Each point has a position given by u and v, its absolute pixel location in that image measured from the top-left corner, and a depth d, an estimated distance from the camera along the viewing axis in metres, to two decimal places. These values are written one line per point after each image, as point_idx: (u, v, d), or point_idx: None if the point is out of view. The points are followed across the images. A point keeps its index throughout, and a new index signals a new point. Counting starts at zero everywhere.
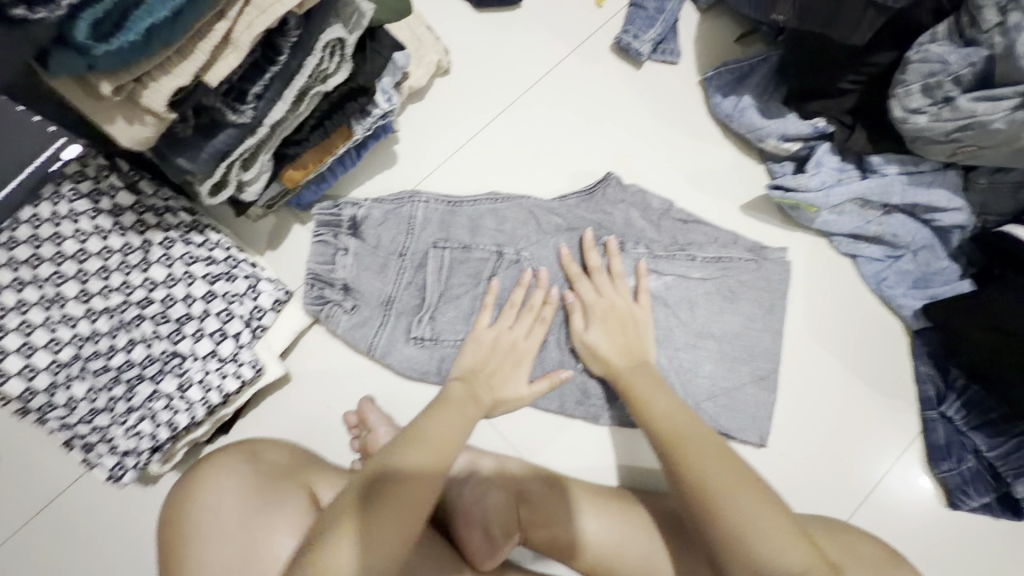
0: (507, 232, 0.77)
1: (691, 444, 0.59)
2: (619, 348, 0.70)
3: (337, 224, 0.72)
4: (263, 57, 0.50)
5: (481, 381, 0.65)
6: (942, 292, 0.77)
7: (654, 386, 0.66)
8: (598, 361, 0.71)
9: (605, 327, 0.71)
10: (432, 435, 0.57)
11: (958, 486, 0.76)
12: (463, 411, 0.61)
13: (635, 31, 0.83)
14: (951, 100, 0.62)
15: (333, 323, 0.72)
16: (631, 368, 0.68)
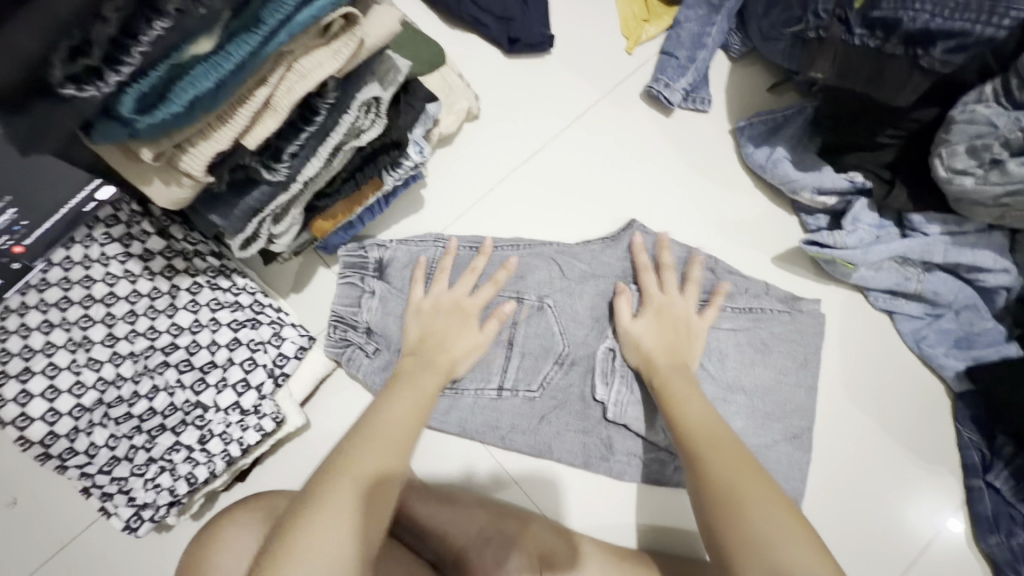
0: (530, 279, 0.75)
1: (711, 435, 0.59)
2: (663, 344, 0.69)
3: (362, 266, 0.72)
4: (300, 118, 0.50)
5: (431, 348, 0.66)
6: (985, 355, 0.74)
7: (688, 388, 0.65)
8: (637, 351, 0.70)
9: (655, 321, 0.70)
10: (389, 429, 0.55)
11: (1008, 561, 0.71)
12: (418, 389, 0.61)
13: (666, 80, 0.83)
14: (999, 163, 0.60)
15: (354, 366, 0.71)
16: (670, 369, 0.67)
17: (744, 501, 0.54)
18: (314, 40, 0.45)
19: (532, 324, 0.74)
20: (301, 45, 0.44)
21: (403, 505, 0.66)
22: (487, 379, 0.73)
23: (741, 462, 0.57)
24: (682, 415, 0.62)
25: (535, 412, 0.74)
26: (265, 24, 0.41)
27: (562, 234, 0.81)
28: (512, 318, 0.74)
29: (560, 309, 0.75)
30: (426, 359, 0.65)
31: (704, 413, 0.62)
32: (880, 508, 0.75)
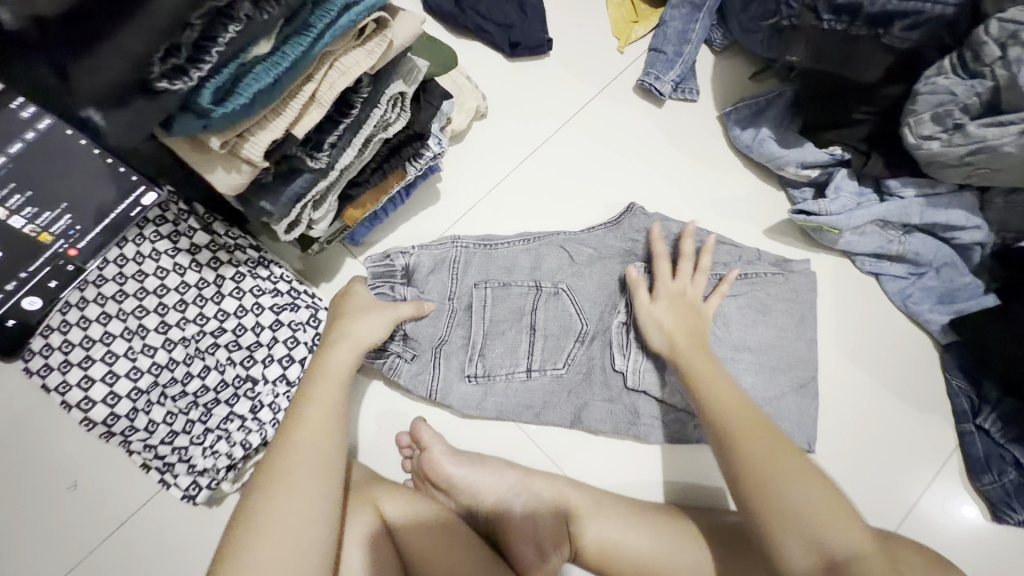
0: (543, 268, 0.81)
1: (736, 422, 0.64)
2: (681, 327, 0.73)
3: (391, 274, 0.78)
4: (337, 112, 0.57)
5: (338, 336, 0.68)
6: (967, 307, 0.79)
7: (710, 369, 0.69)
8: (660, 333, 0.73)
9: (671, 306, 0.75)
10: (301, 459, 0.58)
11: (1002, 499, 0.76)
12: (325, 417, 0.62)
13: (656, 73, 0.90)
14: (961, 127, 0.67)
15: (395, 373, 0.76)
16: (691, 349, 0.71)
17: (780, 470, 0.60)
18: (350, 43, 0.52)
19: (547, 309, 0.80)
20: (340, 46, 0.52)
21: (444, 471, 0.70)
22: (514, 362, 0.79)
23: (774, 446, 0.62)
24: (714, 400, 0.66)
25: (563, 387, 0.79)
26: (314, 28, 0.48)
27: (571, 222, 0.88)
28: (531, 305, 0.80)
29: (573, 289, 0.81)
30: (324, 351, 0.67)
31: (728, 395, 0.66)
32: (883, 454, 0.80)
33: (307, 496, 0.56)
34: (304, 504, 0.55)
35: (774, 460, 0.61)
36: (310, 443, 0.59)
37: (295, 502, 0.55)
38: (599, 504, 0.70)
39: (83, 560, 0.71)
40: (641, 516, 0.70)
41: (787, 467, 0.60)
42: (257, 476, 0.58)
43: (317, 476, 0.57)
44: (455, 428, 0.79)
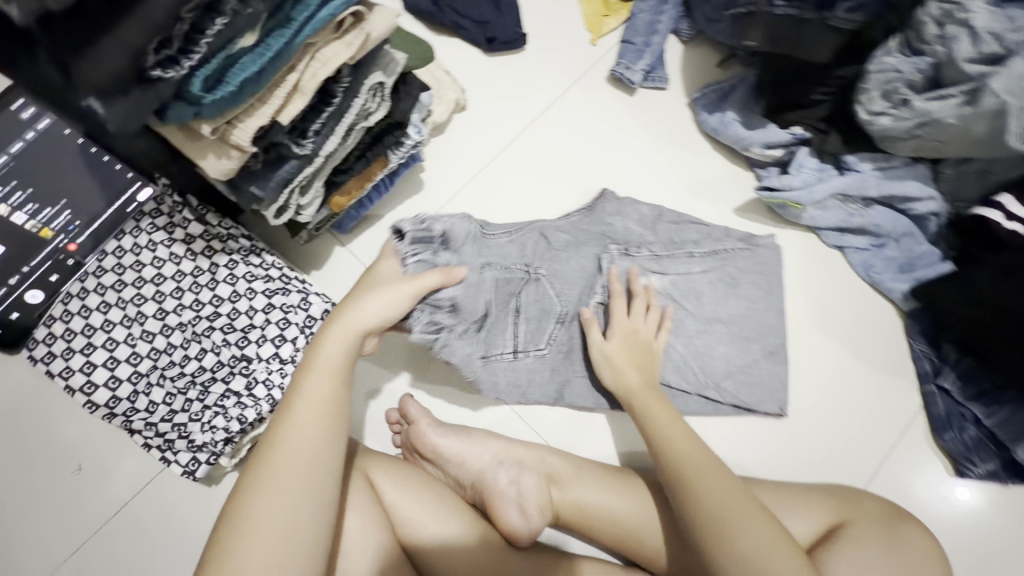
0: (529, 253, 0.84)
1: (690, 470, 0.64)
2: (632, 363, 0.76)
3: (429, 240, 0.70)
4: (320, 101, 0.61)
5: (342, 322, 0.65)
6: (926, 275, 0.84)
7: (662, 409, 0.71)
8: (611, 368, 0.77)
9: (624, 342, 0.77)
10: (294, 455, 0.56)
11: (962, 454, 0.81)
12: (319, 411, 0.59)
13: (627, 63, 0.95)
14: (907, 102, 0.71)
15: (444, 347, 0.73)
16: (642, 386, 0.74)
17: (732, 520, 0.60)
18: (331, 34, 0.56)
19: (530, 294, 0.83)
20: (322, 38, 0.56)
21: (430, 442, 0.74)
22: (503, 343, 0.81)
23: (735, 500, 0.61)
24: (659, 440, 0.68)
25: (546, 365, 0.83)
26: (296, 21, 0.52)
27: (550, 209, 0.92)
28: (519, 290, 0.82)
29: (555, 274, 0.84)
30: (320, 339, 0.64)
31: (681, 433, 0.68)
32: (851, 418, 0.84)
33: (298, 492, 0.54)
34: (294, 496, 0.54)
35: (726, 504, 0.61)
36: (303, 436, 0.57)
37: (285, 499, 0.53)
38: (581, 472, 0.74)
39: (90, 538, 0.74)
40: (621, 481, 0.73)
41: (745, 514, 0.60)
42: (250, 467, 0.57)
43: (307, 473, 0.55)
44: (444, 405, 0.84)
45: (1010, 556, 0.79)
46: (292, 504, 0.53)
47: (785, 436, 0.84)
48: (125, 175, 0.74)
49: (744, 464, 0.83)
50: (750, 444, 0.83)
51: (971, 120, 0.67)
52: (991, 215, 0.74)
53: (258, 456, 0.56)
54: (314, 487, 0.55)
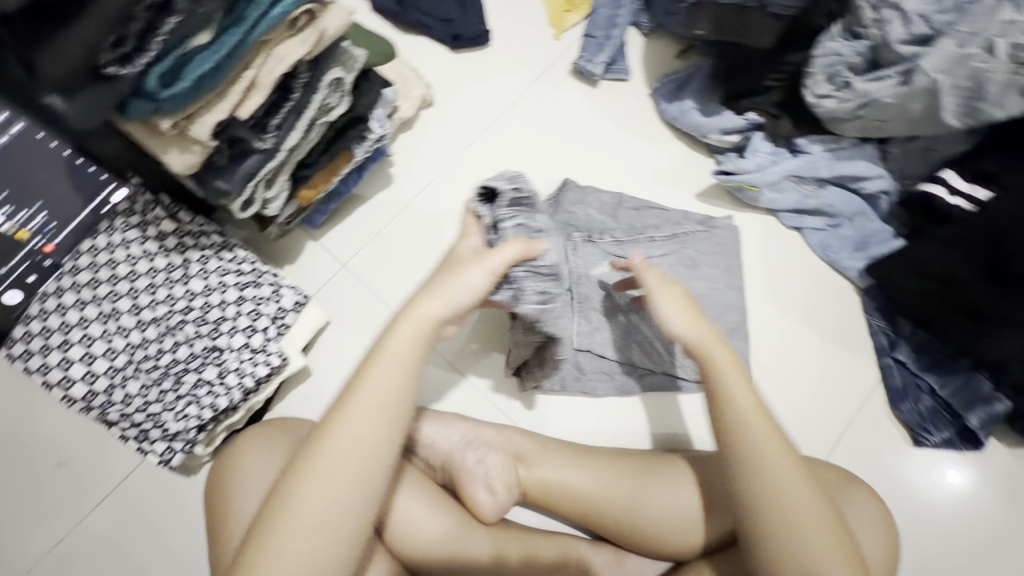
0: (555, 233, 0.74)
1: (767, 462, 0.58)
2: (694, 313, 0.65)
3: (522, 200, 0.65)
4: (280, 96, 0.63)
5: (419, 303, 0.59)
6: (879, 252, 0.87)
7: (745, 390, 0.62)
8: (692, 326, 0.64)
9: (677, 293, 0.66)
10: (348, 450, 0.53)
11: (918, 424, 0.84)
12: (376, 407, 0.54)
13: (588, 56, 0.98)
14: (848, 85, 0.74)
15: (552, 319, 0.64)
16: (710, 340, 0.64)
17: (797, 521, 0.56)
18: (285, 32, 0.59)
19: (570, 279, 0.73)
20: (276, 35, 0.58)
21: None
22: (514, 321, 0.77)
23: (808, 503, 0.57)
24: (739, 426, 0.60)
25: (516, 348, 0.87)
26: (247, 19, 0.55)
27: None
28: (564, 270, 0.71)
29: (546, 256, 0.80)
30: (397, 320, 0.58)
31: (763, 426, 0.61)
32: (813, 394, 0.87)
33: (347, 483, 0.52)
34: (339, 493, 0.52)
35: (784, 507, 0.57)
36: (357, 432, 0.53)
37: (334, 489, 0.52)
38: (546, 451, 0.76)
39: (73, 529, 0.76)
40: (587, 459, 0.75)
41: (811, 515, 0.57)
42: (303, 453, 0.54)
43: (357, 470, 0.53)
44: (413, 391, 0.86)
45: (966, 520, 0.82)
46: (342, 496, 0.52)
47: None
48: (99, 177, 0.77)
49: (707, 439, 0.86)
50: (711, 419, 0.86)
51: (908, 99, 0.70)
52: (935, 190, 0.78)
53: (315, 441, 0.54)
54: (366, 483, 0.53)
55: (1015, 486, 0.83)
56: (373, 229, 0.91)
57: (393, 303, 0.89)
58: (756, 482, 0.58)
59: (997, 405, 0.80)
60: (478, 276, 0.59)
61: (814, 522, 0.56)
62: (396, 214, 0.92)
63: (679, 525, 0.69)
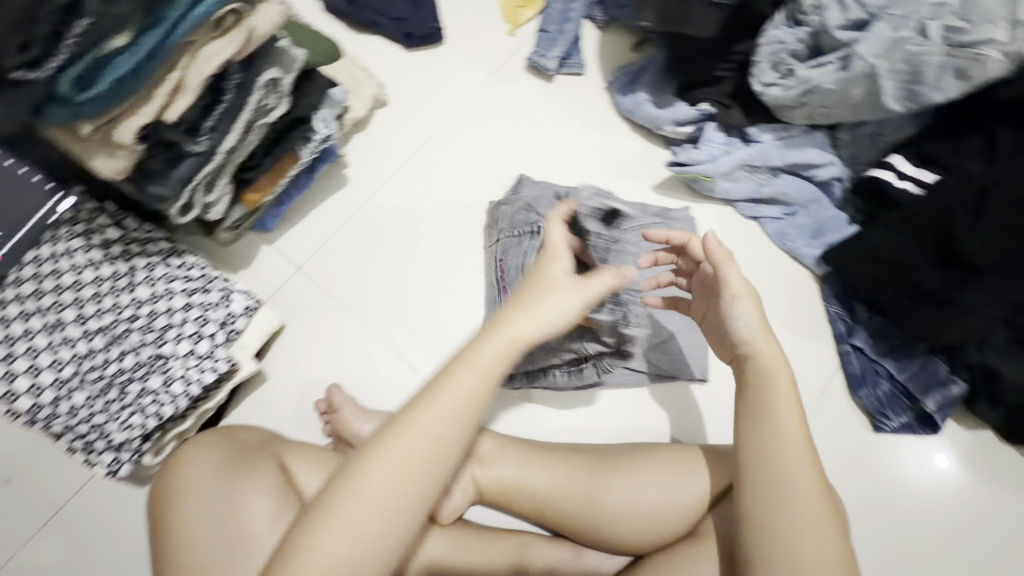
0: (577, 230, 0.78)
1: (789, 483, 0.57)
2: (760, 326, 0.63)
3: None
4: (212, 98, 0.63)
5: (509, 315, 0.58)
6: (835, 239, 0.86)
7: (790, 409, 0.60)
8: (759, 339, 0.62)
9: (752, 305, 0.63)
10: (412, 458, 0.52)
11: (877, 409, 0.84)
12: (451, 418, 0.53)
13: (542, 52, 0.98)
14: (793, 72, 0.74)
15: None
16: (775, 359, 0.62)
17: (798, 546, 0.54)
18: (211, 32, 0.58)
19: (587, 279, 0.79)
20: (202, 36, 0.57)
21: (353, 429, 0.75)
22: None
23: (822, 530, 0.55)
24: (781, 446, 0.59)
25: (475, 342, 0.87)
26: (168, 19, 0.53)
27: (474, 197, 0.94)
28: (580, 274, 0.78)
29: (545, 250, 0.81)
30: (488, 332, 0.57)
31: (794, 439, 0.59)
32: None
33: (397, 488, 0.51)
34: (394, 503, 0.51)
35: (795, 524, 0.55)
36: (422, 443, 0.52)
37: (383, 490, 0.50)
38: (502, 450, 0.75)
39: (21, 548, 0.74)
40: (542, 457, 0.75)
41: (821, 548, 0.54)
42: (365, 449, 0.53)
43: (414, 481, 0.51)
44: (370, 393, 0.84)
45: (928, 504, 0.82)
46: (391, 498, 0.50)
47: (704, 402, 0.87)
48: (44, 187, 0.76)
49: (665, 432, 0.86)
50: (669, 409, 0.86)
51: (849, 84, 0.71)
52: (883, 175, 0.79)
53: (374, 440, 0.53)
54: (416, 490, 0.51)
55: (974, 468, 0.83)
56: (328, 231, 0.90)
57: (350, 305, 0.88)
58: (776, 503, 0.56)
59: (953, 388, 0.80)
60: (568, 302, 0.58)
61: (819, 547, 0.55)
62: (351, 215, 0.91)
63: (630, 524, 0.69)
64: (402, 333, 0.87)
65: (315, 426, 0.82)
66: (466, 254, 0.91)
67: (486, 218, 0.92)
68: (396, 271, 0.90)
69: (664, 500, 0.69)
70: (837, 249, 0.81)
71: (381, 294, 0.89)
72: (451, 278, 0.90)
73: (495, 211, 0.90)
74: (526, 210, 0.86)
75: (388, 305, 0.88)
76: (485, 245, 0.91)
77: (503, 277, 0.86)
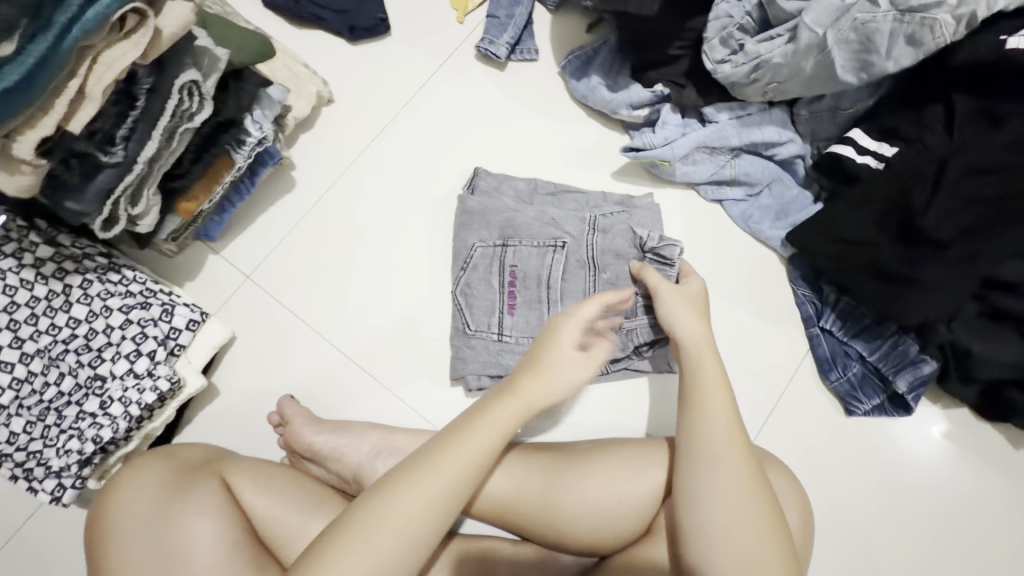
0: (582, 241, 0.82)
1: (716, 453, 0.62)
2: (704, 332, 0.70)
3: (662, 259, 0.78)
4: (125, 105, 0.59)
5: (530, 377, 0.65)
6: (799, 219, 0.83)
7: (720, 389, 0.66)
8: (705, 345, 0.69)
9: (694, 313, 0.71)
10: (440, 469, 0.57)
11: (849, 393, 0.82)
12: (481, 446, 0.59)
13: (491, 38, 0.93)
14: (743, 47, 0.71)
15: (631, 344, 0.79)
16: (710, 351, 0.69)
17: (732, 514, 0.58)
18: (112, 36, 0.54)
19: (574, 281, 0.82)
20: (100, 39, 0.53)
21: (306, 440, 0.74)
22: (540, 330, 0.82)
23: (754, 498, 0.59)
24: (705, 419, 0.64)
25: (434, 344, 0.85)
26: (58, 23, 0.50)
27: (428, 193, 0.90)
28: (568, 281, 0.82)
29: (524, 258, 0.83)
30: (509, 386, 0.65)
31: (722, 418, 0.64)
32: (744, 371, 0.84)
33: (424, 507, 0.55)
34: (424, 517, 0.54)
35: (728, 498, 0.59)
36: (448, 463, 0.57)
37: (415, 509, 0.54)
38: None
39: None
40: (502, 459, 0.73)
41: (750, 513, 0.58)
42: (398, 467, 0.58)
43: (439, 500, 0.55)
44: (327, 403, 0.82)
45: (900, 486, 0.81)
46: (429, 507, 0.55)
47: (673, 393, 0.84)
48: None
49: (631, 426, 0.84)
50: (637, 402, 0.84)
51: (798, 57, 0.68)
52: (845, 151, 0.75)
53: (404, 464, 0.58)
54: (440, 515, 0.55)
55: (949, 448, 0.81)
56: (277, 237, 0.87)
57: (304, 313, 0.85)
58: (704, 474, 0.61)
59: (925, 367, 0.76)
60: (586, 366, 0.68)
61: (747, 514, 0.58)
62: (302, 219, 0.88)
63: (593, 522, 0.67)
64: (357, 339, 0.84)
65: (272, 439, 0.80)
66: (422, 254, 0.88)
67: (460, 216, 0.86)
68: (351, 275, 0.87)
69: (623, 493, 0.67)
70: (800, 229, 0.77)
71: (335, 299, 0.85)
72: (409, 279, 0.87)
73: (471, 208, 0.85)
74: (548, 223, 0.84)
75: (342, 311, 0.85)
76: (481, 241, 0.84)
77: (514, 283, 0.83)
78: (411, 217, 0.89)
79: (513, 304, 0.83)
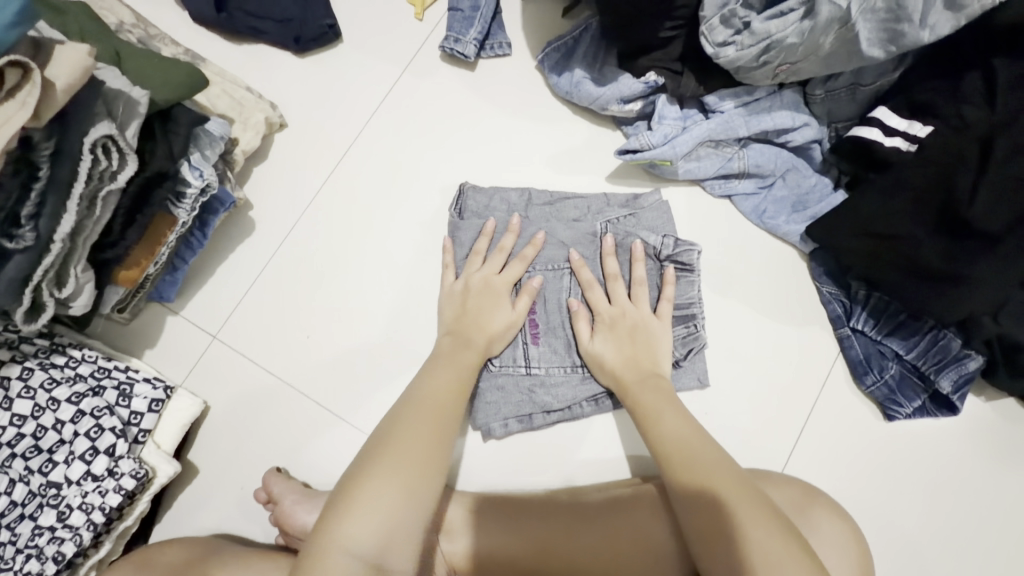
0: (597, 254, 0.76)
1: (691, 462, 0.59)
2: (625, 359, 0.70)
3: (663, 249, 0.73)
4: (25, 176, 0.49)
5: (469, 327, 0.71)
6: (820, 210, 0.75)
7: (660, 399, 0.66)
8: (604, 371, 0.71)
9: (611, 336, 0.71)
10: (402, 449, 0.59)
11: (888, 397, 0.74)
12: (430, 436, 0.61)
13: (455, 35, 0.82)
14: (749, 26, 0.61)
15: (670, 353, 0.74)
16: (639, 380, 0.68)
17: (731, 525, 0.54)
18: None
19: (599, 295, 0.73)
20: None
21: (299, 521, 0.66)
22: (568, 356, 0.74)
23: (746, 501, 0.55)
24: (658, 432, 0.63)
25: None
26: None
27: (402, 217, 0.80)
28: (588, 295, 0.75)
29: (550, 261, 0.75)
30: (462, 343, 0.70)
31: (679, 429, 0.63)
32: (772, 384, 0.76)
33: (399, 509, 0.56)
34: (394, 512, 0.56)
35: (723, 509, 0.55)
36: (406, 449, 0.59)
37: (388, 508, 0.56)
38: (481, 514, 0.69)
39: None
40: (518, 520, 0.68)
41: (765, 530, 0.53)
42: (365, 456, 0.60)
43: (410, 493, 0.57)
44: (318, 471, 0.74)
45: (950, 492, 0.74)
46: (401, 509, 0.56)
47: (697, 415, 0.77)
48: None
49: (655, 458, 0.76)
50: None
51: (816, 34, 0.58)
52: (870, 134, 0.68)
53: (397, 420, 0.62)
54: (410, 506, 0.56)
55: (998, 444, 0.75)
56: (240, 287, 0.78)
57: (280, 370, 0.76)
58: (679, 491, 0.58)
59: (969, 364, 0.70)
60: (510, 313, 0.72)
61: (757, 525, 0.53)
62: (267, 264, 0.78)
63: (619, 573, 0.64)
64: (344, 392, 0.76)
65: (259, 517, 0.72)
66: (404, 290, 0.78)
67: (452, 231, 0.78)
68: (327, 320, 0.77)
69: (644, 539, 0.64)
70: (819, 223, 0.69)
71: (312, 350, 0.77)
72: (393, 319, 0.78)
73: (457, 229, 0.77)
74: (561, 240, 0.76)
75: (322, 363, 0.76)
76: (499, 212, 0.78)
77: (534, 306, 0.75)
78: (386, 248, 0.79)
79: (535, 332, 0.75)
